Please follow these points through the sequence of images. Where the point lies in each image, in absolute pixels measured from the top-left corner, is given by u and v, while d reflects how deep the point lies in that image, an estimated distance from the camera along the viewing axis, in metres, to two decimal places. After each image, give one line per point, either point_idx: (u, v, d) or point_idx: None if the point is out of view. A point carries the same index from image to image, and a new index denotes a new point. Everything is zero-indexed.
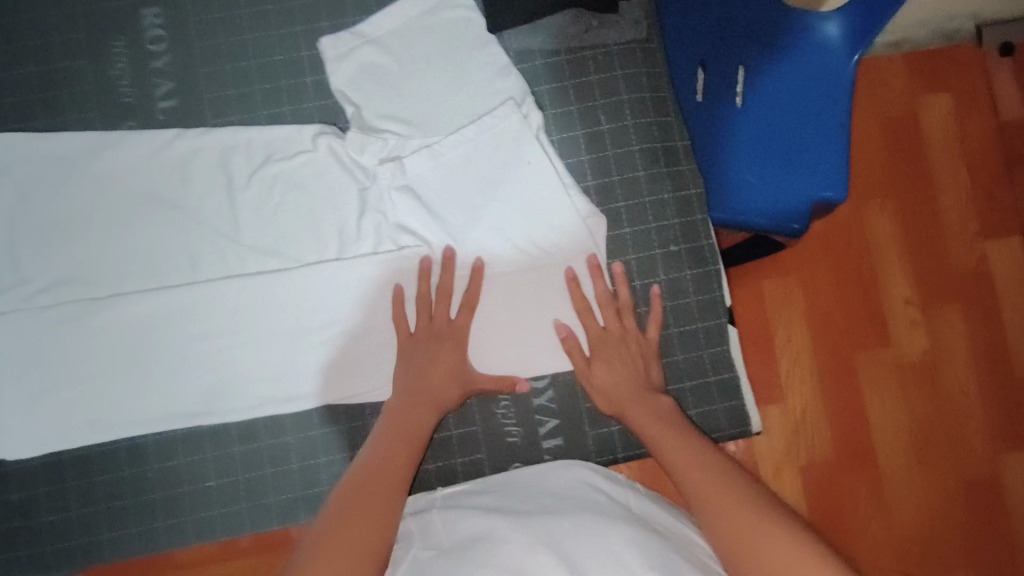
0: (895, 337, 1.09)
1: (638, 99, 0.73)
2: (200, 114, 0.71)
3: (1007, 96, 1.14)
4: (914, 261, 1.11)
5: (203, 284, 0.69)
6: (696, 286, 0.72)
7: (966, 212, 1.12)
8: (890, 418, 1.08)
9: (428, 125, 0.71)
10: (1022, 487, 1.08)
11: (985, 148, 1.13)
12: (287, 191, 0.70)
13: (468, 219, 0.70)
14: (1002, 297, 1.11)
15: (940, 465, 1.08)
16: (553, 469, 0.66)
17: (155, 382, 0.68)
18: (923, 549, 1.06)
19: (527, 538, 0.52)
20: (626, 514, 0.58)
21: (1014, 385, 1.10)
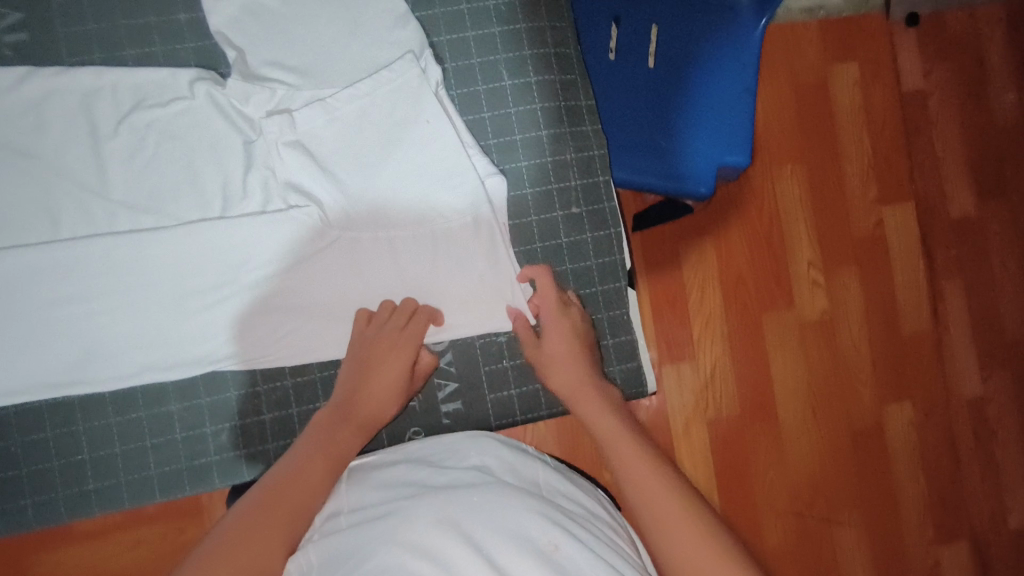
0: (798, 299, 1.15)
1: (541, 55, 0.71)
2: (54, 50, 0.64)
3: (906, 68, 1.20)
4: (818, 225, 1.16)
5: (65, 243, 0.62)
6: (596, 249, 0.72)
7: (866, 178, 1.17)
8: (790, 373, 1.14)
9: (319, 74, 0.66)
10: (901, 433, 1.18)
11: (886, 117, 1.18)
12: (161, 142, 0.64)
13: (363, 178, 0.66)
14: (894, 261, 1.18)
15: (833, 417, 1.15)
16: (462, 440, 0.61)
17: (13, 349, 0.62)
18: (814, 493, 1.14)
19: (432, 512, 0.47)
20: (536, 482, 0.55)
21: (900, 342, 1.18)
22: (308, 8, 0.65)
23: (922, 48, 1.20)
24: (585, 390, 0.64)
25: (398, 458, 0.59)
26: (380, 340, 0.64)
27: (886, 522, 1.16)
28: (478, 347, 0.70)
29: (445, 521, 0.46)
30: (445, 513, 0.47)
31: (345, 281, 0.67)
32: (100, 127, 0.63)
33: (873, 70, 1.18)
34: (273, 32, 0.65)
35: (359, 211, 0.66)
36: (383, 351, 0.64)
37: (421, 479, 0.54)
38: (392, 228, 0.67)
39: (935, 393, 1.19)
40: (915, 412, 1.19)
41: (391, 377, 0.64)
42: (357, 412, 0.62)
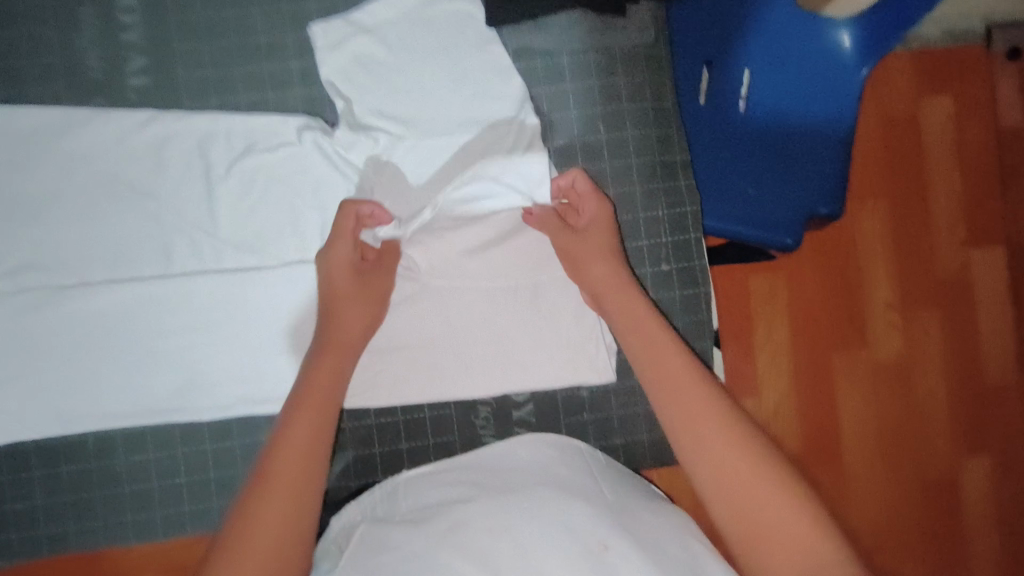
0: (873, 340, 1.10)
1: (638, 110, 0.71)
2: (175, 94, 0.67)
3: (1007, 104, 1.12)
4: (899, 265, 1.11)
5: (176, 278, 0.66)
6: (683, 308, 0.71)
7: (953, 219, 1.12)
8: (859, 416, 1.10)
9: (423, 125, 0.68)
10: (977, 486, 1.12)
11: (981, 160, 1.12)
12: (269, 185, 0.67)
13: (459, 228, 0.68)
14: (979, 306, 1.12)
15: (903, 464, 1.11)
16: (513, 442, 0.63)
17: (124, 376, 0.66)
18: (878, 541, 1.10)
19: (488, 509, 0.51)
20: (589, 483, 0.56)
21: (981, 391, 1.13)
22: (415, 60, 0.68)
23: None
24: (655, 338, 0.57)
25: (460, 463, 0.61)
26: (360, 285, 0.63)
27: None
28: (559, 398, 0.70)
29: (494, 524, 0.49)
30: (496, 516, 0.50)
31: (433, 327, 0.68)
32: (212, 167, 0.67)
33: (969, 107, 1.12)
34: (382, 83, 0.68)
35: (455, 258, 0.68)
36: (358, 293, 0.63)
37: (478, 482, 0.57)
38: (481, 276, 0.69)
39: (1016, 445, 1.13)
40: (993, 464, 1.13)
41: (358, 316, 0.62)
42: (321, 407, 0.55)
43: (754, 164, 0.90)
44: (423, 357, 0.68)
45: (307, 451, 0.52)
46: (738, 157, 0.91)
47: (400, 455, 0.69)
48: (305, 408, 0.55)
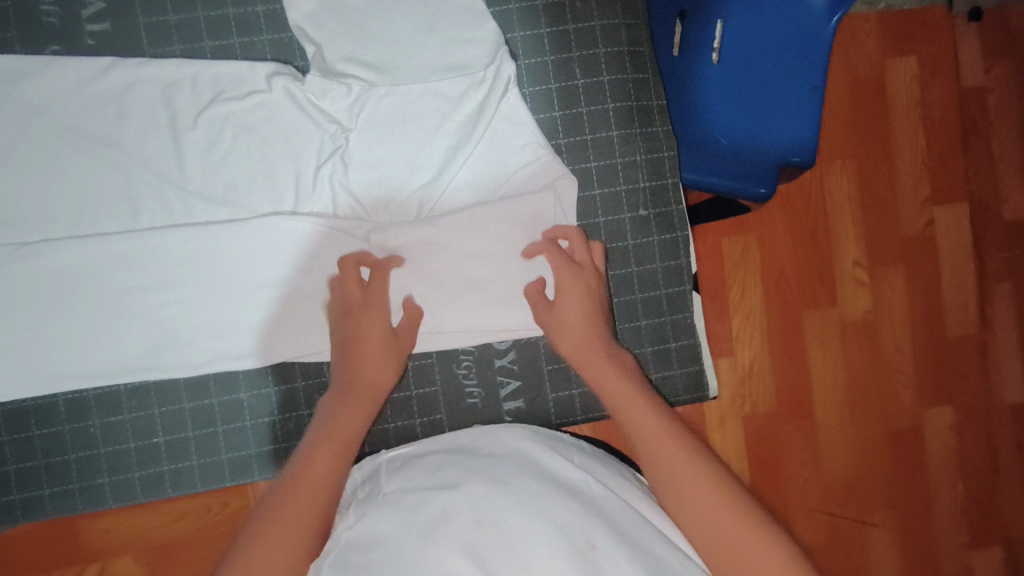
0: (842, 297, 1.13)
1: (615, 53, 0.70)
2: (135, 41, 0.64)
3: (970, 62, 1.15)
4: (866, 223, 1.13)
5: (145, 233, 0.64)
6: (662, 253, 0.72)
7: (918, 177, 1.14)
8: (829, 372, 1.13)
9: (396, 71, 0.67)
10: (940, 437, 1.17)
11: (943, 116, 1.15)
12: (238, 135, 0.65)
13: (434, 175, 0.67)
14: (942, 262, 1.16)
15: (870, 417, 1.14)
16: (494, 431, 0.62)
17: (94, 335, 0.64)
18: (848, 492, 1.13)
19: (473, 500, 0.49)
20: (572, 474, 0.55)
21: (944, 345, 1.16)
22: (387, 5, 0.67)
23: (985, 37, 1.15)
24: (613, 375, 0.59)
25: (442, 449, 0.61)
26: (387, 349, 0.62)
27: (918, 521, 1.16)
28: (541, 346, 0.71)
29: (484, 520, 0.47)
30: (486, 510, 0.48)
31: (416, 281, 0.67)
32: (178, 118, 0.64)
33: (932, 64, 1.14)
34: (354, 27, 0.66)
35: (434, 209, 0.68)
36: (382, 359, 0.62)
37: (461, 466, 0.55)
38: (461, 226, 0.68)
39: (975, 395, 1.18)
40: (954, 413, 1.17)
41: (381, 361, 0.62)
42: (340, 451, 0.55)
43: (728, 117, 0.90)
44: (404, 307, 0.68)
45: (316, 484, 0.52)
46: (713, 111, 0.91)
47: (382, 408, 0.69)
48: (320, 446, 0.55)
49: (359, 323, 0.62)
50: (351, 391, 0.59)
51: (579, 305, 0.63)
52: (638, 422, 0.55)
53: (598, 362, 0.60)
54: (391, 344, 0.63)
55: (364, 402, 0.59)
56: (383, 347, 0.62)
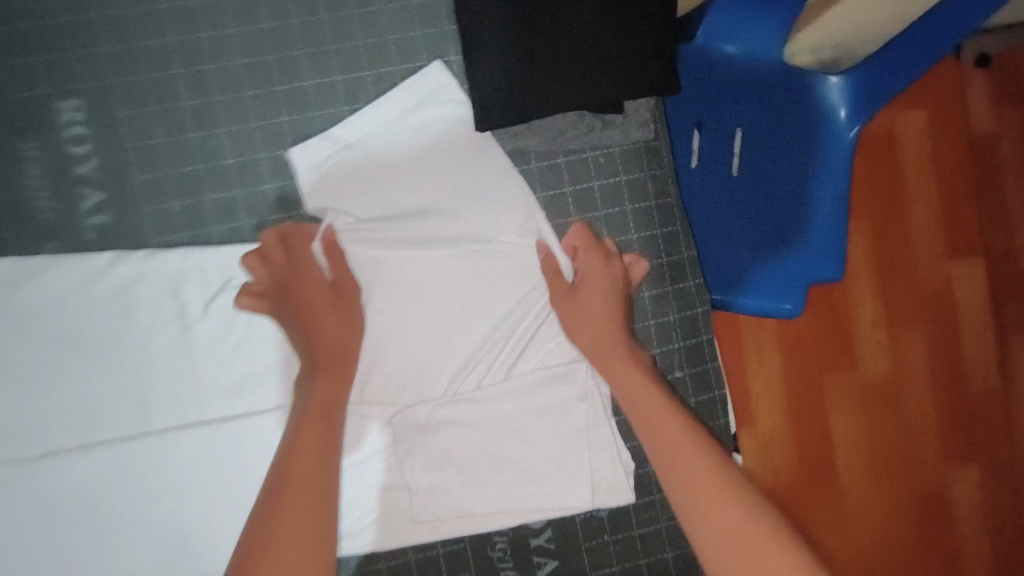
0: (861, 358, 1.10)
1: (643, 210, 0.67)
2: (139, 230, 0.60)
3: (981, 117, 1.12)
4: (882, 281, 1.10)
5: (158, 434, 0.60)
6: (701, 412, 0.68)
7: (933, 233, 1.11)
8: (852, 434, 1.09)
9: (416, 244, 0.63)
10: (968, 496, 1.13)
11: (956, 175, 1.12)
12: (251, 322, 0.61)
13: (461, 355, 0.64)
14: (961, 317, 1.13)
15: (894, 476, 1.11)
16: None
17: (105, 547, 0.59)
18: (877, 556, 1.10)
19: None
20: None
21: (966, 401, 1.14)
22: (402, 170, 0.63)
23: (993, 89, 1.11)
24: (651, 394, 0.56)
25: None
26: (331, 304, 0.59)
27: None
28: (579, 520, 0.67)
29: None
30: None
31: (446, 469, 0.64)
32: (190, 310, 0.61)
33: (944, 121, 1.11)
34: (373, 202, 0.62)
35: (461, 387, 0.64)
36: (334, 315, 0.59)
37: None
38: (493, 405, 0.64)
39: (1001, 451, 1.15)
40: (981, 472, 1.14)
41: (337, 326, 0.58)
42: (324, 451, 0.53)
43: (750, 228, 0.88)
44: (433, 495, 0.64)
45: (316, 463, 0.52)
46: (738, 221, 0.88)
47: None
48: (308, 420, 0.54)
49: (300, 296, 0.58)
50: (317, 369, 0.56)
51: (602, 297, 0.61)
52: (663, 439, 0.54)
53: (632, 382, 0.58)
54: (334, 300, 0.59)
55: (337, 370, 0.57)
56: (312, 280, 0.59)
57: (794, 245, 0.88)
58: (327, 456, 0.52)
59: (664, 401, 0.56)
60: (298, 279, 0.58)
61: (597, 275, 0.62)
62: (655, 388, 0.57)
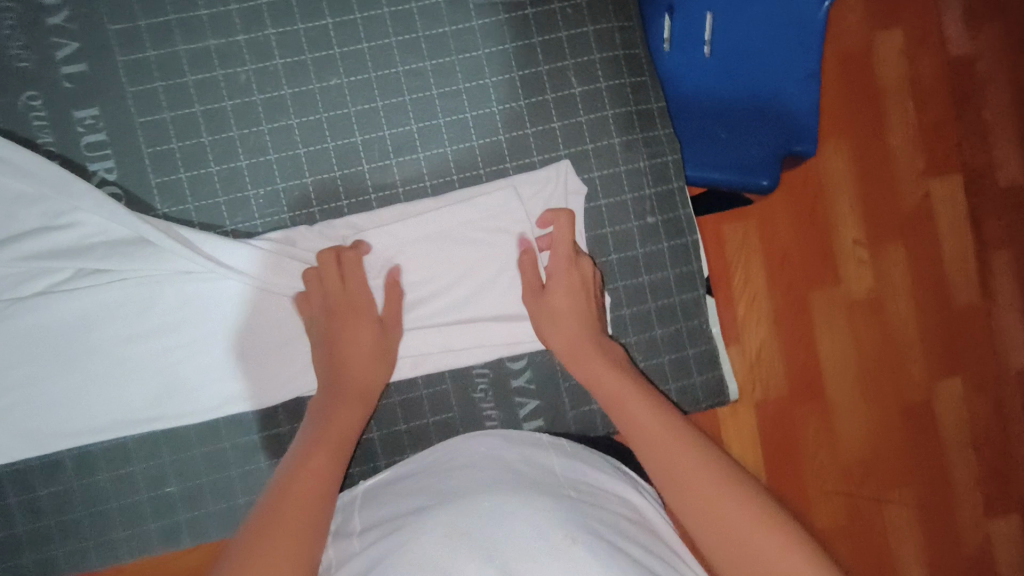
0: (844, 275, 1.10)
1: (610, 59, 0.68)
2: (114, 82, 0.62)
3: (955, 34, 1.14)
4: (864, 198, 1.11)
5: (139, 279, 0.62)
6: (672, 257, 0.70)
7: (913, 150, 1.13)
8: (838, 351, 1.10)
9: (389, 86, 0.66)
10: (951, 408, 1.16)
11: (932, 87, 1.13)
12: (227, 184, 0.64)
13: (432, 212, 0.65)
14: (941, 231, 1.14)
15: (880, 391, 1.12)
16: (468, 440, 0.61)
17: (94, 388, 0.61)
18: (863, 468, 1.11)
19: (442, 526, 0.46)
20: (550, 480, 0.53)
21: (949, 315, 1.15)
22: (424, 230, 0.65)
23: (967, 13, 1.14)
24: (639, 408, 0.55)
25: (409, 473, 0.59)
26: (371, 347, 0.62)
27: (932, 492, 1.14)
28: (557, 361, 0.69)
29: (455, 533, 0.45)
30: (455, 524, 0.46)
31: (425, 316, 0.66)
32: (170, 159, 0.63)
33: (918, 37, 1.12)
34: (348, 57, 0.65)
35: (437, 236, 0.66)
36: (370, 360, 0.61)
37: (432, 489, 0.54)
38: (464, 257, 0.66)
39: (986, 366, 1.17)
40: (963, 384, 1.16)
41: (370, 368, 0.61)
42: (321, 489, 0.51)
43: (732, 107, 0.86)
44: (417, 328, 0.66)
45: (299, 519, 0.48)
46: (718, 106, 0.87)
47: (400, 437, 0.67)
48: (307, 479, 0.51)
49: (342, 328, 0.61)
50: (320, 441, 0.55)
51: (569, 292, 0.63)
52: (653, 449, 0.52)
53: (593, 365, 0.60)
54: (378, 340, 0.62)
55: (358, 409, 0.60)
56: (361, 321, 0.62)
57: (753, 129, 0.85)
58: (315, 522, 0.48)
59: (635, 394, 0.57)
60: (347, 317, 0.62)
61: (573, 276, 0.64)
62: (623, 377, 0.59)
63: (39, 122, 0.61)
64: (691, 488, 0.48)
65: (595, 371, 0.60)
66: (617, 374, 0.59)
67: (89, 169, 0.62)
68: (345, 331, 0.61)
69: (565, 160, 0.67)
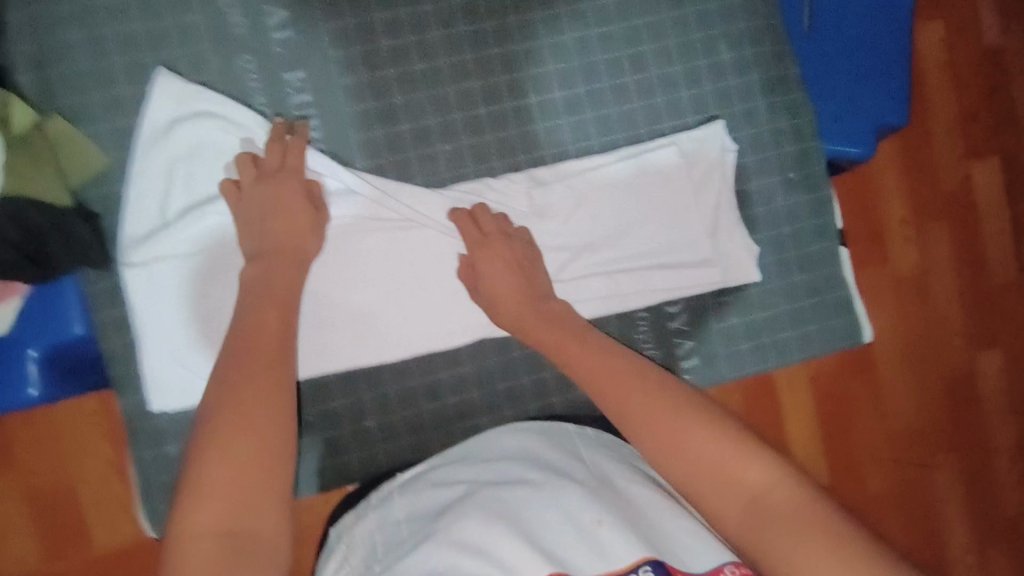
0: (892, 254, 1.14)
1: (754, 29, 0.75)
2: (318, 46, 0.68)
3: (993, 22, 1.18)
4: (910, 181, 1.15)
5: (345, 230, 0.68)
6: (810, 210, 0.77)
7: (955, 134, 1.17)
8: (887, 327, 1.14)
9: (560, 51, 0.72)
10: (993, 381, 1.19)
11: (975, 73, 1.18)
12: (417, 141, 0.69)
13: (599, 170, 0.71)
14: (981, 211, 1.19)
15: (927, 364, 1.16)
16: (496, 434, 0.66)
17: (306, 327, 0.67)
18: (909, 438, 1.15)
19: (483, 512, 0.52)
20: (571, 465, 0.60)
21: (989, 291, 1.19)
22: (594, 183, 0.71)
23: None
24: (609, 372, 0.59)
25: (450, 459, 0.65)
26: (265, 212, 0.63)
27: (975, 461, 1.18)
28: (709, 306, 0.75)
29: (493, 517, 0.52)
30: (493, 510, 0.53)
31: (594, 265, 0.72)
32: (366, 118, 0.69)
33: (956, 26, 1.17)
34: (524, 25, 0.71)
35: (604, 190, 0.71)
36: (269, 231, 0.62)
37: (475, 479, 0.60)
38: (629, 209, 0.72)
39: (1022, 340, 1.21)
40: (1003, 357, 1.20)
41: (292, 236, 0.63)
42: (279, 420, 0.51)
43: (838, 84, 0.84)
44: (588, 275, 0.71)
45: (258, 457, 0.48)
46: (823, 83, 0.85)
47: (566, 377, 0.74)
48: (225, 413, 0.50)
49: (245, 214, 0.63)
50: (249, 353, 0.54)
51: (495, 264, 0.67)
52: (620, 404, 0.57)
53: (553, 333, 0.64)
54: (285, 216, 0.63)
55: (274, 309, 0.59)
56: (501, 255, 0.67)
57: (846, 106, 0.84)
58: (274, 460, 0.49)
59: (601, 356, 0.61)
60: (481, 249, 0.67)
61: (499, 247, 0.67)
62: (586, 340, 0.63)
63: (254, 84, 0.67)
64: (681, 441, 0.52)
65: (560, 342, 0.63)
66: (575, 341, 0.63)
67: (296, 126, 0.67)
68: (482, 262, 0.67)
69: (721, 120, 0.73)
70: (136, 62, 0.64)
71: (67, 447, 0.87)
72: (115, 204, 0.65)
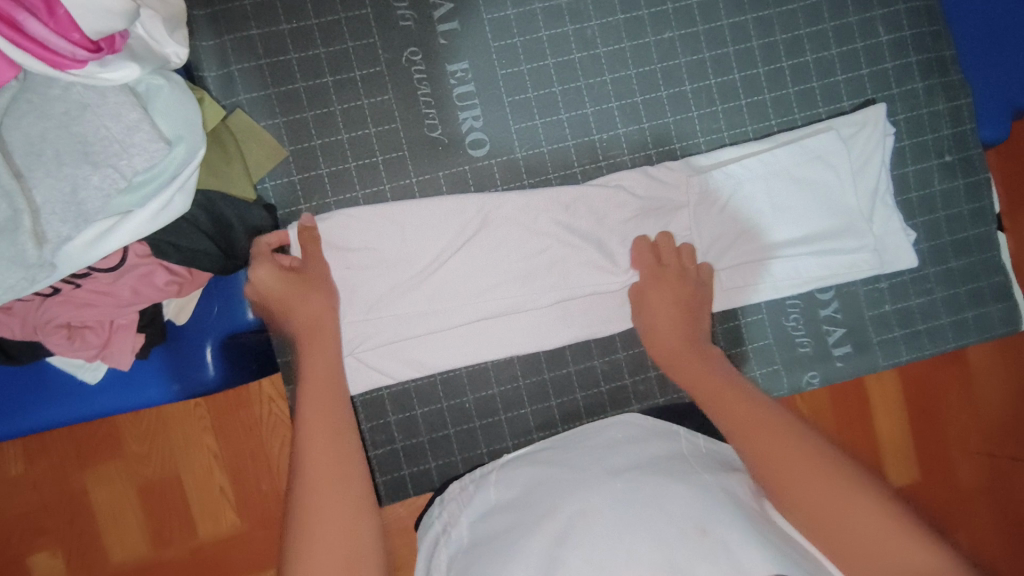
0: None
1: (913, 9, 0.73)
2: (481, 38, 0.68)
3: None
4: None
5: (502, 220, 0.68)
6: (966, 194, 0.75)
7: None
8: None
9: (716, 37, 0.71)
10: None
11: None
12: (577, 130, 0.70)
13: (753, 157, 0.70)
14: None
15: None
16: (606, 426, 0.63)
17: (467, 317, 0.69)
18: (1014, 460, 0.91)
19: (582, 503, 0.48)
20: (686, 463, 0.54)
21: None
22: (751, 169, 0.70)
23: None
24: (731, 399, 0.56)
25: (550, 449, 0.62)
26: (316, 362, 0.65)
27: None
28: (862, 295, 0.74)
29: (589, 511, 0.47)
30: (594, 501, 0.48)
31: (750, 253, 0.71)
32: (527, 107, 0.69)
33: None
34: (681, 11, 0.71)
35: (759, 177, 0.70)
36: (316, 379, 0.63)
37: (572, 468, 0.55)
38: (785, 197, 0.71)
39: None
40: None
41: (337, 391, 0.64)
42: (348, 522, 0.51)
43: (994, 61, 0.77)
44: (742, 263, 0.71)
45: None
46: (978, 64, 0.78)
47: None
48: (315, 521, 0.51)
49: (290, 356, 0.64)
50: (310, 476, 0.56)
51: (664, 295, 0.67)
52: (735, 429, 0.53)
53: (686, 360, 0.63)
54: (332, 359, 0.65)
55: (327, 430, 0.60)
56: (672, 288, 0.67)
57: (1003, 78, 0.78)
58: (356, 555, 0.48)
59: (727, 386, 0.58)
60: (653, 279, 0.68)
61: (665, 285, 0.67)
62: (716, 373, 0.60)
63: (419, 76, 0.68)
64: (798, 475, 0.47)
65: (693, 373, 0.61)
66: (707, 368, 0.61)
67: (460, 117, 0.69)
68: (652, 292, 0.67)
69: (882, 106, 0.71)
70: (312, 57, 0.66)
71: (172, 433, 0.85)
72: (289, 196, 0.67)
